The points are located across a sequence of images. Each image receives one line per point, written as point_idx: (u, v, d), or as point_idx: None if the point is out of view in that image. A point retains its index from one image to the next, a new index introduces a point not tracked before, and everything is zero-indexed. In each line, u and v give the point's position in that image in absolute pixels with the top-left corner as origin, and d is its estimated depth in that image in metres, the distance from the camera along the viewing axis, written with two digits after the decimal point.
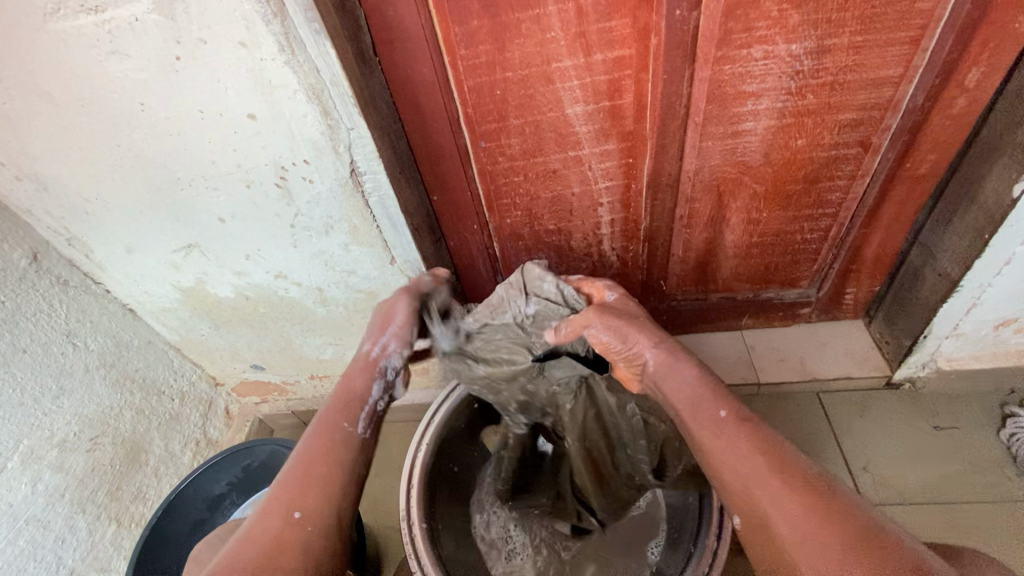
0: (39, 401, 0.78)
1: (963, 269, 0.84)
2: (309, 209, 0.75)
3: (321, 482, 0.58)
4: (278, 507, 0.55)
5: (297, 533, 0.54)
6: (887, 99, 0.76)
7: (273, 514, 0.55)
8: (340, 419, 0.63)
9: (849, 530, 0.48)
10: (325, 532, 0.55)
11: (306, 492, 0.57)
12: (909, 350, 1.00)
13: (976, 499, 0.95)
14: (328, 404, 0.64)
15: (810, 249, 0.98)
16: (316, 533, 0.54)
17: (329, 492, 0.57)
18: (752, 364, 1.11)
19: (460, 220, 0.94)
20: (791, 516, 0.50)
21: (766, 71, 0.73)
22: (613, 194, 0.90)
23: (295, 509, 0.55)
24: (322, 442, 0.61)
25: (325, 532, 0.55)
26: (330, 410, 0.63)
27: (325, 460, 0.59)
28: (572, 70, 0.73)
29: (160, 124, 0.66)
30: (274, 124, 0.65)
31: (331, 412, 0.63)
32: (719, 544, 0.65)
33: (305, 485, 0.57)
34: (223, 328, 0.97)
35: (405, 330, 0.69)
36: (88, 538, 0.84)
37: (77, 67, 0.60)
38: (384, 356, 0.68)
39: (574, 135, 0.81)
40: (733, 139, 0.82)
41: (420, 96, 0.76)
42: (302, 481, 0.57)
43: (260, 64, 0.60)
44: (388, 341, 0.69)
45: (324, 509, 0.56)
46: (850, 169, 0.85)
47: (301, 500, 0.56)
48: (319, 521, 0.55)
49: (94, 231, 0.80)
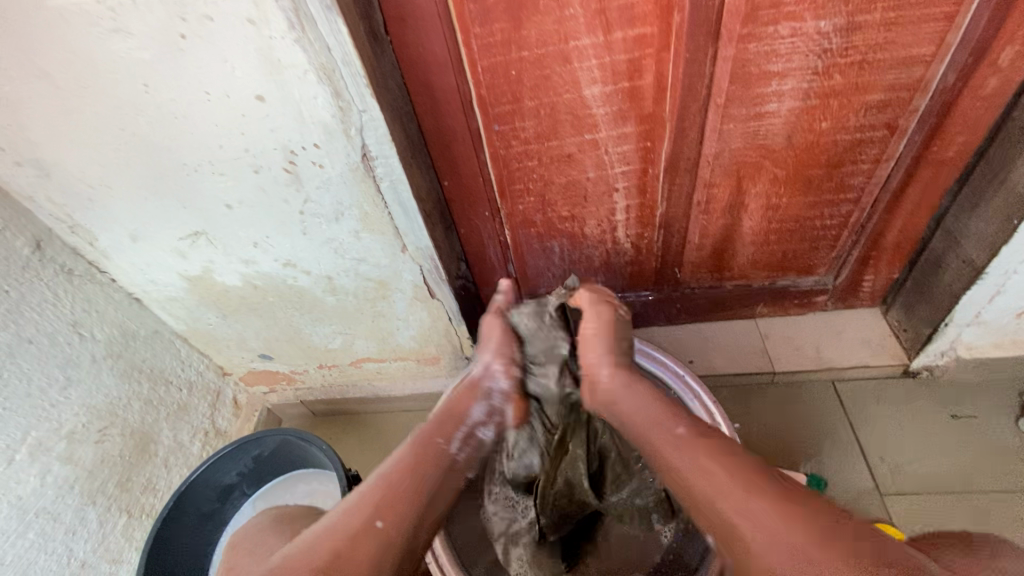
0: (45, 393, 0.77)
1: (990, 256, 0.82)
2: (319, 195, 0.73)
3: (407, 498, 0.59)
4: (365, 508, 0.57)
5: (376, 539, 0.54)
6: (917, 78, 0.73)
7: (359, 516, 0.56)
8: (439, 436, 0.67)
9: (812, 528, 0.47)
10: (401, 548, 0.55)
11: (393, 504, 0.58)
12: (928, 339, 0.98)
13: (995, 488, 0.94)
14: (426, 424, 0.69)
15: (829, 236, 0.96)
16: (393, 544, 0.55)
17: (411, 509, 0.58)
18: (766, 353, 1.09)
19: (472, 207, 0.91)
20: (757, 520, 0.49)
21: (792, 50, 0.70)
22: (629, 179, 0.87)
23: (379, 517, 0.56)
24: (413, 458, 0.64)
25: (399, 547, 0.55)
26: (428, 428, 0.68)
27: (415, 478, 0.62)
28: (591, 49, 0.70)
29: (164, 107, 0.63)
30: (283, 106, 0.63)
31: (429, 431, 0.68)
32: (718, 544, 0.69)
33: (392, 496, 0.59)
34: (231, 317, 0.95)
35: (506, 353, 0.76)
36: (98, 530, 0.83)
37: (78, 47, 0.58)
38: (488, 379, 0.75)
39: (591, 117, 0.78)
40: (756, 121, 0.79)
41: (432, 77, 0.73)
42: (391, 492, 0.59)
43: (269, 42, 0.57)
44: (491, 362, 0.76)
45: (406, 524, 0.57)
46: (875, 152, 0.83)
47: (385, 510, 0.57)
48: (397, 536, 0.56)
49: (98, 218, 0.78)
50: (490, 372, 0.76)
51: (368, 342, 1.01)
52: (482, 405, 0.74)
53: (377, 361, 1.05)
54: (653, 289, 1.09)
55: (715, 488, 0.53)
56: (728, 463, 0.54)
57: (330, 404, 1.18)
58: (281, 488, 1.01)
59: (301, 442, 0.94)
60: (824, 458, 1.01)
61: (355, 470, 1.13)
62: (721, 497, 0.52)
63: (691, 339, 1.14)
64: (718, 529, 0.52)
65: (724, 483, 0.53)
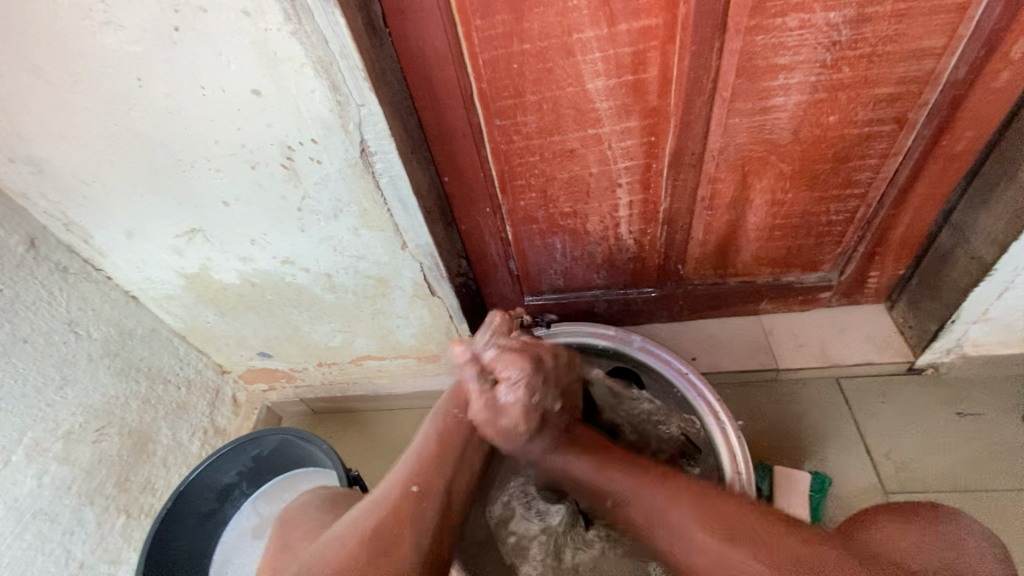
0: (41, 392, 0.76)
1: (999, 252, 0.81)
2: (317, 191, 0.72)
3: (434, 464, 0.64)
4: (400, 479, 0.62)
5: (414, 503, 0.59)
6: (927, 71, 0.72)
7: (394, 488, 0.61)
8: (452, 409, 0.71)
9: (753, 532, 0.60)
10: (439, 509, 0.61)
11: (425, 473, 0.63)
12: (934, 336, 0.97)
13: (1002, 486, 0.93)
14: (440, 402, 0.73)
15: (835, 231, 0.95)
16: (430, 506, 0.60)
17: (442, 472, 0.64)
18: (770, 351, 1.08)
19: (473, 203, 0.90)
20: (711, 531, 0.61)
21: (800, 42, 0.69)
22: (633, 174, 0.86)
23: (414, 484, 0.61)
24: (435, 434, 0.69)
25: (436, 507, 0.61)
26: (443, 405, 0.72)
27: (441, 447, 0.66)
28: (594, 41, 0.69)
29: (158, 102, 0.62)
30: (279, 100, 0.61)
31: (444, 407, 0.72)
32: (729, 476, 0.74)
33: (422, 465, 0.64)
34: (229, 315, 0.94)
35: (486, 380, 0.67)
36: (97, 531, 0.82)
37: (68, 40, 0.57)
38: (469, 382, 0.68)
39: (594, 112, 0.77)
40: (762, 115, 0.78)
41: (432, 70, 0.72)
42: (420, 463, 0.64)
43: (264, 35, 0.56)
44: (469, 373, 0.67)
45: (438, 487, 0.62)
46: (883, 147, 0.81)
47: (419, 476, 0.62)
48: (431, 498, 0.61)
49: (93, 216, 0.77)
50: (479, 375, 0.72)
51: (367, 340, 1.00)
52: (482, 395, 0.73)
53: (377, 359, 1.04)
54: (656, 285, 1.08)
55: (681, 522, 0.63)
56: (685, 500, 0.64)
57: (330, 401, 1.17)
58: (281, 487, 1.00)
59: (300, 441, 0.94)
60: (828, 455, 1.00)
61: (355, 469, 1.12)
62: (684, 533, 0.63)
63: (695, 335, 1.12)
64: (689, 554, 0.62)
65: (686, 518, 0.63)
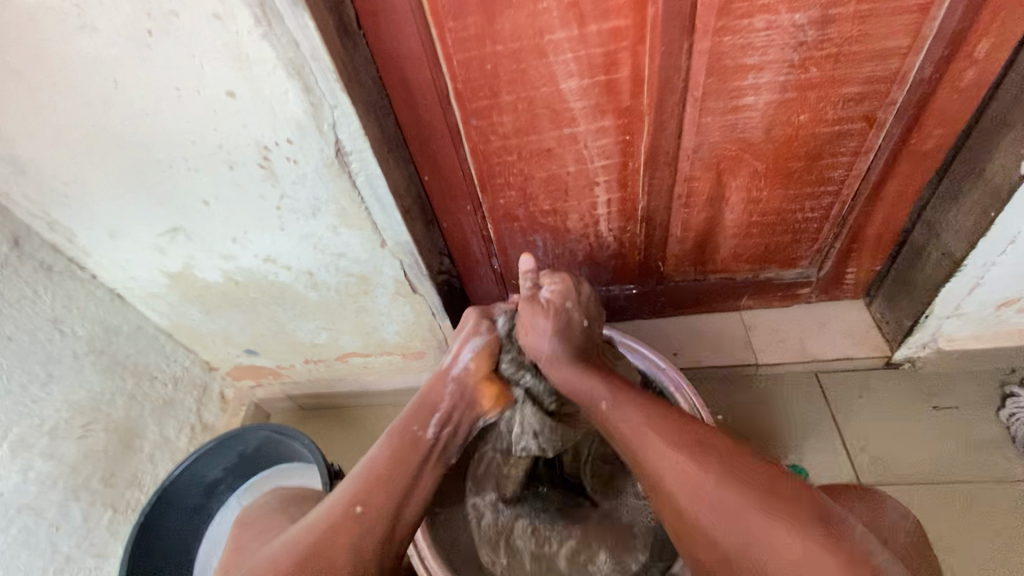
0: (27, 389, 0.77)
1: (967, 248, 0.82)
2: (294, 190, 0.73)
3: (385, 483, 0.63)
4: (347, 497, 0.61)
5: (356, 526, 0.59)
6: (893, 71, 0.73)
7: (338, 505, 0.61)
8: (413, 424, 0.69)
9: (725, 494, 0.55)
10: (379, 534, 0.60)
11: (372, 489, 0.62)
12: (909, 331, 0.99)
13: (974, 478, 0.95)
14: (407, 407, 0.72)
15: (811, 228, 0.96)
16: (370, 530, 0.60)
17: (391, 494, 0.63)
18: (750, 346, 1.10)
19: (453, 202, 0.91)
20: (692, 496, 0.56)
21: (767, 43, 0.70)
22: (610, 172, 0.87)
23: (359, 504, 0.61)
24: (391, 449, 0.67)
25: (377, 531, 0.60)
26: (407, 415, 0.70)
27: (392, 466, 0.65)
28: (566, 42, 0.70)
29: (135, 103, 0.63)
30: (254, 102, 0.63)
31: (406, 419, 0.70)
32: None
33: (373, 482, 0.63)
34: (214, 313, 0.96)
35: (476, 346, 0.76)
36: (83, 525, 0.84)
37: (44, 43, 0.58)
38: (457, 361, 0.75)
39: (569, 111, 0.78)
40: (733, 114, 0.79)
41: (408, 72, 0.73)
42: (371, 481, 0.63)
43: (236, 38, 0.57)
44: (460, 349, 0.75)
45: (384, 511, 0.61)
46: (854, 145, 0.83)
47: (366, 497, 0.61)
48: (373, 524, 0.60)
49: (76, 215, 0.78)
50: (458, 361, 0.74)
51: (352, 337, 1.01)
52: (454, 389, 0.73)
53: (362, 356, 1.06)
54: (638, 282, 1.09)
55: (674, 469, 0.58)
56: (675, 431, 0.61)
57: (317, 398, 1.19)
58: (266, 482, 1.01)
59: (282, 437, 0.96)
60: (805, 449, 1.02)
61: (344, 467, 1.13)
62: (675, 476, 0.58)
63: (677, 332, 1.14)
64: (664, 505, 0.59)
65: (666, 443, 0.60)
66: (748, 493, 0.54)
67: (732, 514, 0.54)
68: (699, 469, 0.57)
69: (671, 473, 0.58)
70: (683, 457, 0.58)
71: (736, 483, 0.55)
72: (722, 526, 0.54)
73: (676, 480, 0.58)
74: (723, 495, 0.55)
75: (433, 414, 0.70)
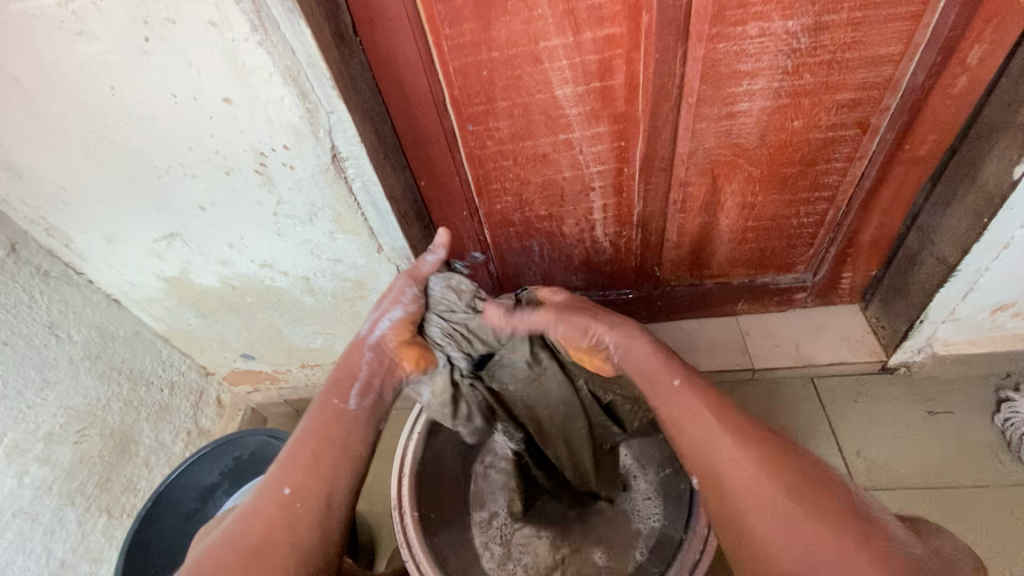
0: (22, 394, 0.77)
1: (961, 253, 0.83)
2: (291, 195, 0.73)
3: (312, 460, 0.59)
4: (273, 485, 0.58)
5: (288, 511, 0.56)
6: (886, 77, 0.74)
7: (267, 494, 0.57)
8: (338, 397, 0.64)
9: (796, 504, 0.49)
10: (316, 513, 0.56)
11: (299, 471, 0.58)
12: (905, 335, 0.99)
13: (969, 484, 0.95)
14: (326, 383, 0.66)
15: (807, 234, 0.97)
16: (305, 510, 0.56)
17: (322, 471, 0.59)
18: (746, 350, 1.10)
19: (449, 207, 0.92)
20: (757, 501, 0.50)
21: (761, 50, 0.71)
22: (605, 178, 0.88)
23: (287, 487, 0.57)
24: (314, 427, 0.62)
25: (311, 508, 0.56)
26: (327, 390, 0.65)
27: (319, 442, 0.61)
28: (561, 49, 0.71)
29: (132, 109, 0.63)
30: (251, 109, 0.63)
31: (328, 393, 0.65)
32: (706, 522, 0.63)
33: (299, 463, 0.59)
34: (211, 317, 0.96)
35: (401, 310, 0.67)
36: (78, 530, 0.84)
37: (42, 50, 0.58)
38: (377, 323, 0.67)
39: (565, 117, 0.78)
40: (728, 120, 0.79)
41: (403, 79, 0.73)
42: (296, 462, 0.59)
43: (232, 45, 0.57)
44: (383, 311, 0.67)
45: (316, 489, 0.58)
46: (848, 151, 0.83)
47: (292, 477, 0.58)
48: (304, 501, 0.57)
49: (73, 220, 0.78)
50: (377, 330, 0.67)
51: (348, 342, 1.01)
52: (371, 358, 0.66)
53: None
54: (634, 287, 1.09)
55: (740, 474, 0.52)
56: (744, 432, 0.55)
57: None
58: None
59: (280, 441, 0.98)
60: None
61: None
62: (739, 477, 0.52)
63: (673, 336, 1.14)
64: (722, 506, 0.53)
65: (733, 442, 0.54)
66: (823, 511, 0.48)
67: (804, 528, 0.47)
68: (770, 476, 0.51)
69: (735, 475, 0.52)
70: (751, 461, 0.52)
71: (810, 499, 0.49)
72: (792, 540, 0.47)
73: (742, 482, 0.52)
74: (791, 508, 0.49)
75: (354, 384, 0.65)
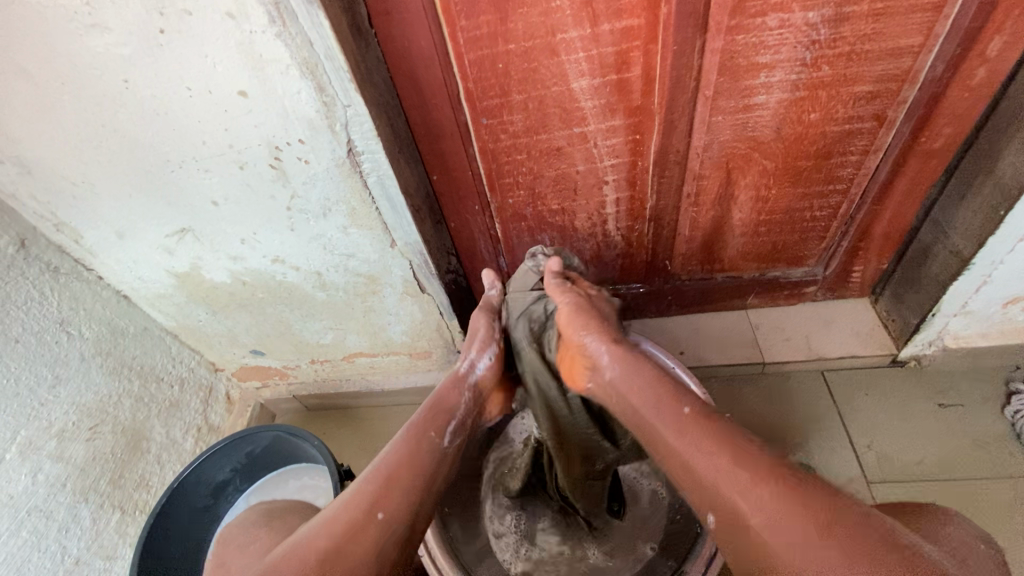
0: (35, 392, 0.77)
1: (976, 246, 0.83)
2: (306, 190, 0.73)
3: (406, 486, 0.57)
4: (364, 505, 0.54)
5: (379, 536, 0.53)
6: (905, 69, 0.73)
7: (357, 513, 0.54)
8: (432, 432, 0.64)
9: (812, 519, 0.45)
10: (403, 544, 0.54)
11: (392, 497, 0.56)
12: (916, 328, 0.99)
13: (978, 476, 0.95)
14: (415, 416, 0.65)
15: (819, 227, 0.96)
16: (394, 539, 0.53)
17: (412, 503, 0.57)
18: (756, 344, 1.10)
19: (462, 201, 0.91)
20: (771, 520, 0.46)
21: (780, 42, 0.70)
22: (619, 171, 0.87)
23: (380, 512, 0.54)
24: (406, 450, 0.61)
25: (405, 537, 0.54)
26: (421, 421, 0.64)
27: (411, 468, 0.59)
28: (578, 41, 0.70)
29: (146, 103, 0.63)
30: (266, 102, 0.62)
31: (423, 423, 0.64)
32: (714, 554, 0.68)
33: (392, 487, 0.56)
34: (221, 313, 0.95)
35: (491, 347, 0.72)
36: (92, 527, 0.83)
37: (55, 42, 0.57)
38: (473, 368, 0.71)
39: (580, 110, 0.78)
40: (744, 113, 0.79)
41: (418, 71, 0.72)
42: (390, 484, 0.57)
43: (249, 37, 0.57)
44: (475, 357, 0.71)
45: (407, 518, 0.55)
46: (864, 144, 0.83)
47: (385, 502, 0.55)
48: (398, 531, 0.54)
49: (84, 216, 0.77)
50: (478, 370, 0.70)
51: (359, 337, 1.01)
52: (470, 396, 0.70)
53: (369, 356, 1.05)
54: (644, 281, 1.09)
55: (748, 496, 0.48)
56: (751, 457, 0.50)
57: (322, 398, 1.18)
58: (276, 483, 1.03)
59: (292, 437, 0.96)
60: (812, 447, 1.02)
61: (351, 467, 1.13)
62: (754, 509, 0.47)
63: (683, 330, 1.14)
64: (736, 543, 0.48)
65: (738, 470, 0.50)
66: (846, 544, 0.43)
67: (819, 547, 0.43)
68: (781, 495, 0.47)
69: (749, 507, 0.48)
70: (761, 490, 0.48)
71: (831, 532, 0.44)
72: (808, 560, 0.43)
73: (750, 503, 0.48)
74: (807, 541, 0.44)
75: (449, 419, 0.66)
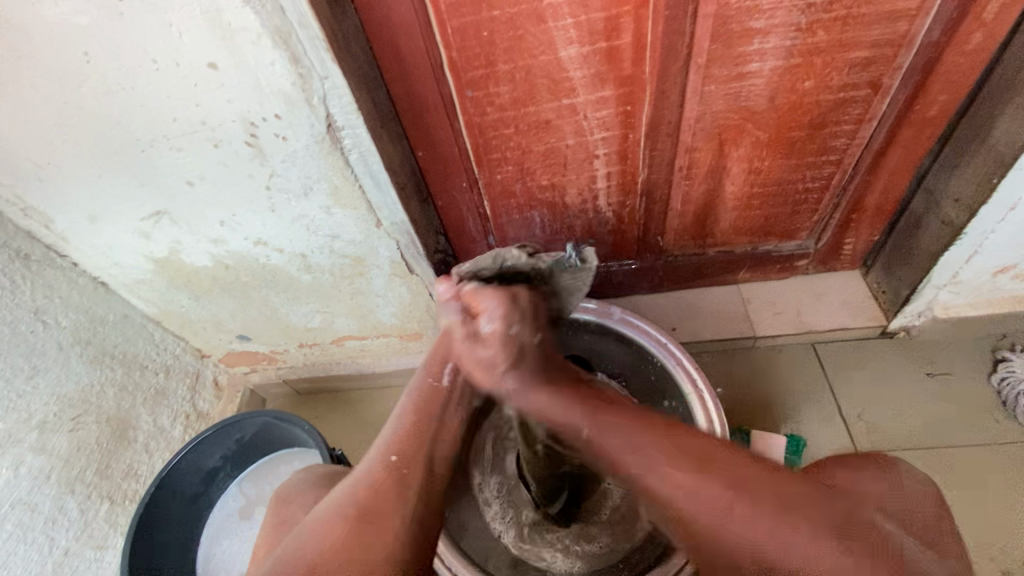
0: (11, 383, 0.75)
1: (968, 216, 0.82)
2: (284, 168, 0.70)
3: (415, 432, 0.61)
4: (379, 451, 0.60)
5: (394, 474, 0.57)
6: (901, 34, 0.71)
7: (375, 459, 0.59)
8: (429, 377, 0.65)
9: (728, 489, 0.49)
10: (419, 479, 0.58)
11: (403, 440, 0.60)
12: (906, 300, 0.99)
13: (965, 443, 0.97)
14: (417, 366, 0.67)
15: (811, 199, 0.95)
16: (410, 473, 0.58)
17: (424, 443, 0.61)
18: (748, 318, 1.10)
19: (449, 178, 0.88)
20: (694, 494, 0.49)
21: (774, 6, 0.68)
22: (610, 144, 0.85)
23: (393, 453, 0.59)
24: (413, 399, 0.64)
25: (420, 472, 0.59)
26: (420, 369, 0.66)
27: (419, 414, 0.62)
28: (566, 7, 0.67)
29: (109, 77, 0.59)
30: (238, 75, 0.59)
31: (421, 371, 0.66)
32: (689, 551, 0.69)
33: (402, 432, 0.61)
34: (204, 298, 0.92)
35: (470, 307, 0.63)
36: (80, 518, 0.82)
37: (6, 13, 0.53)
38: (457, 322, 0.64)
39: (568, 81, 0.75)
40: (737, 82, 0.77)
41: (398, 40, 0.69)
42: (402, 431, 0.61)
43: (216, 4, 0.53)
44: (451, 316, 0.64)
45: (418, 455, 0.60)
46: (858, 113, 0.81)
47: (399, 445, 0.59)
48: (414, 466, 0.59)
49: (52, 199, 0.74)
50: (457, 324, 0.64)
51: (348, 320, 0.99)
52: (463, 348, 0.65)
53: (360, 339, 1.04)
54: (635, 257, 1.08)
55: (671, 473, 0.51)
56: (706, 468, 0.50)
57: (313, 383, 1.16)
58: (267, 469, 1.01)
59: (282, 423, 0.95)
60: (803, 419, 1.03)
61: (345, 450, 1.13)
62: (674, 483, 0.50)
63: (675, 306, 1.13)
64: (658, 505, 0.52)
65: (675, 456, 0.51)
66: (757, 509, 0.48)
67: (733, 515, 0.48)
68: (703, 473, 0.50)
69: (671, 483, 0.50)
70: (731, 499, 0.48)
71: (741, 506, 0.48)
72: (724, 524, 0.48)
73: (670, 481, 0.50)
74: (798, 536, 0.46)
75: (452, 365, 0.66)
